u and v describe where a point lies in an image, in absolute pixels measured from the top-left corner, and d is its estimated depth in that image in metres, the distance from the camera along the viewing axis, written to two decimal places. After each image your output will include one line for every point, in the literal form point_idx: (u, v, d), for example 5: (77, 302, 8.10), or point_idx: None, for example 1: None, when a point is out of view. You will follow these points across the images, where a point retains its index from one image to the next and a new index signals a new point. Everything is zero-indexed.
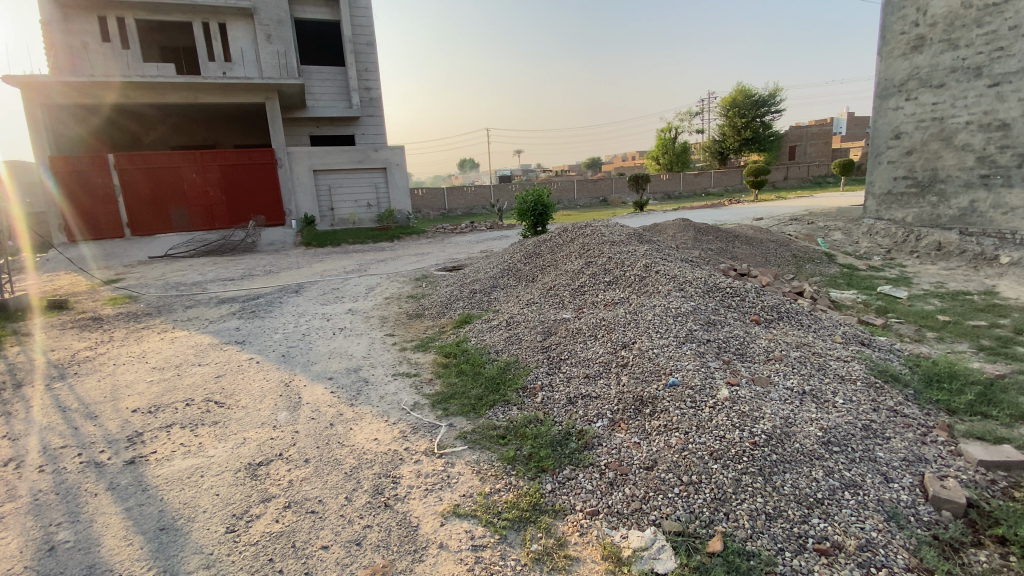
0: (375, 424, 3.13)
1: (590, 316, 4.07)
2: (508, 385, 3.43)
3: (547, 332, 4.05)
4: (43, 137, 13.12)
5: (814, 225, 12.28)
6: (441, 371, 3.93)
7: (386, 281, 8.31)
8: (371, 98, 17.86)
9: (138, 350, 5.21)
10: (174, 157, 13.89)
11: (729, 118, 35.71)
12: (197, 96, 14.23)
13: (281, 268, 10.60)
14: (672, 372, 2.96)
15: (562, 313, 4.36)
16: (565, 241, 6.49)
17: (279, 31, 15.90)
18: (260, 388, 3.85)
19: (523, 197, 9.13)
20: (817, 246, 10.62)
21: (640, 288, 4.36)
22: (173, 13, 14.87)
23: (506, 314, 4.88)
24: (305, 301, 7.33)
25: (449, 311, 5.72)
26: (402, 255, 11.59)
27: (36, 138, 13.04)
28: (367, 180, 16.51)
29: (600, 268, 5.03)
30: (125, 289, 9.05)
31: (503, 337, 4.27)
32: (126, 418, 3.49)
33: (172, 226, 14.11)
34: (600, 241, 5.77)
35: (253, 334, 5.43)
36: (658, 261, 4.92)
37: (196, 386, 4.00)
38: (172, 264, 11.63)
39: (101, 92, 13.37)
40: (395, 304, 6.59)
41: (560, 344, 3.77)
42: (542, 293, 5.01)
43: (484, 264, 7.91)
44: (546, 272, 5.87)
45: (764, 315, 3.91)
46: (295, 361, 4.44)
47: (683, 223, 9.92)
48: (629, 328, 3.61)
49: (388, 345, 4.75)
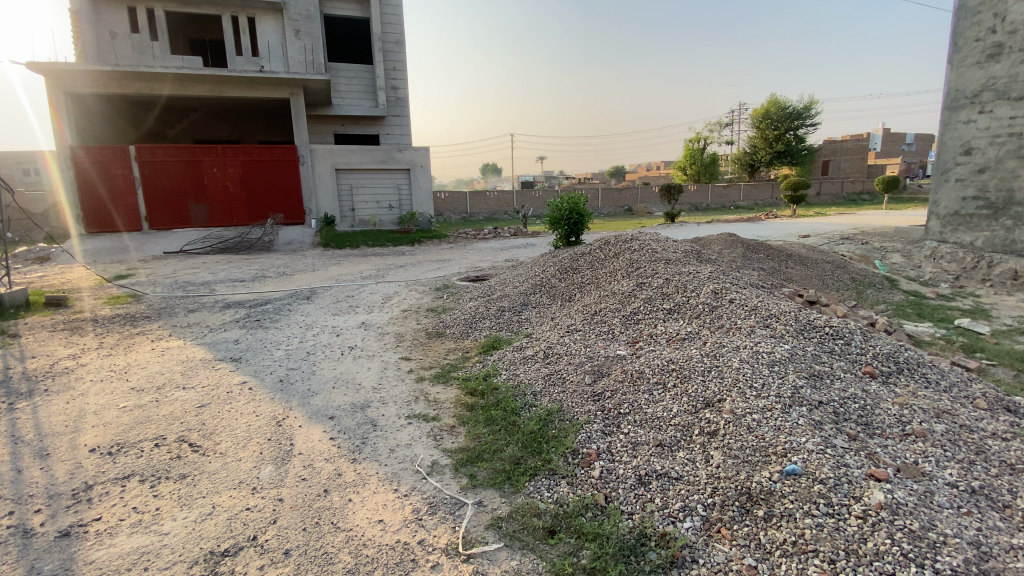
0: (381, 495, 2.40)
1: (652, 355, 3.28)
2: (553, 446, 2.67)
3: (598, 373, 3.26)
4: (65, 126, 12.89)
5: (868, 245, 11.25)
6: (465, 417, 3.17)
7: (404, 291, 7.64)
8: (398, 98, 17.39)
9: (122, 363, 4.59)
10: (195, 151, 13.53)
11: (761, 130, 34.51)
12: (221, 89, 13.86)
13: (295, 270, 10.02)
14: (787, 455, 2.20)
15: (614, 348, 3.57)
16: (608, 256, 5.71)
17: (308, 26, 15.52)
18: (247, 427, 3.15)
19: (557, 205, 8.35)
20: (875, 269, 9.63)
21: (712, 323, 3.56)
22: (203, 6, 14.63)
23: (543, 341, 4.10)
24: (315, 310, 6.68)
25: (473, 332, 4.97)
26: (422, 261, 10.92)
27: (57, 127, 12.80)
28: (389, 181, 15.97)
29: (657, 292, 4.22)
30: (131, 287, 8.56)
31: (542, 374, 3.47)
32: (79, 461, 2.83)
33: (190, 221, 13.72)
34: (652, 259, 4.96)
35: (252, 350, 4.76)
36: (727, 287, 4.10)
37: (174, 418, 3.34)
38: (184, 261, 11.17)
39: (125, 81, 13.08)
40: (413, 318, 5.90)
41: (617, 391, 2.99)
42: (586, 318, 4.22)
43: (511, 276, 7.16)
44: (587, 292, 5.09)
45: (878, 366, 3.10)
46: (294, 390, 3.73)
47: (730, 239, 9.04)
48: (711, 379, 2.82)
49: (403, 374, 4.02)
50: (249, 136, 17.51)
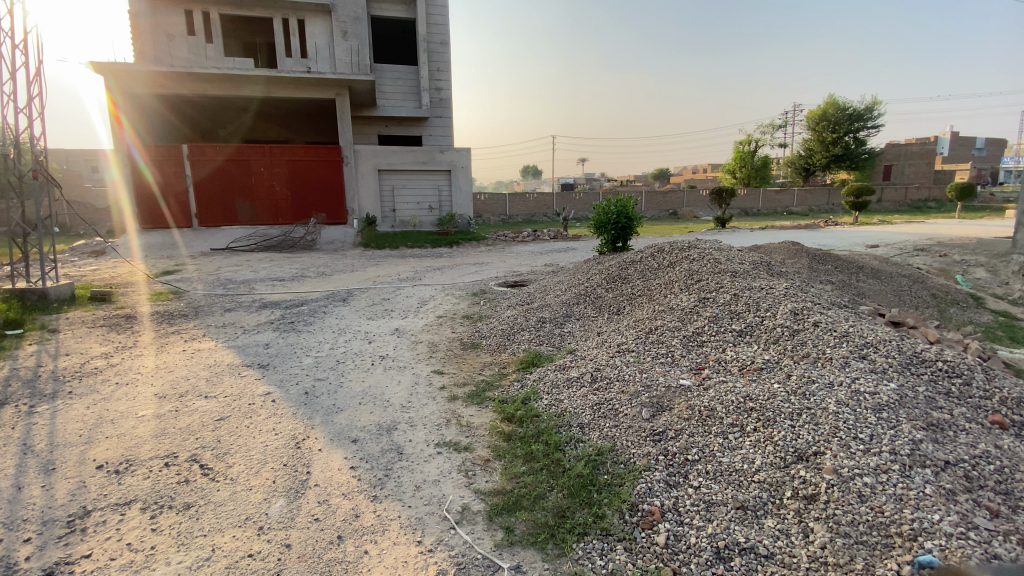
0: (402, 548, 2.05)
1: (723, 389, 2.81)
2: (607, 497, 2.25)
3: (658, 407, 2.81)
4: (125, 126, 13.50)
5: (947, 258, 10.18)
6: (502, 449, 2.79)
7: (440, 295, 7.35)
8: (441, 99, 17.27)
9: (151, 365, 4.47)
10: (244, 150, 13.79)
11: (817, 131, 32.62)
12: (270, 90, 14.11)
13: (333, 270, 9.95)
14: (918, 539, 1.74)
15: (677, 376, 3.10)
16: (663, 265, 5.20)
17: (355, 28, 15.61)
18: (263, 448, 2.87)
19: (604, 208, 7.87)
20: (957, 285, 8.65)
21: (795, 351, 3.04)
22: (255, 9, 14.96)
23: (590, 362, 3.66)
24: (350, 312, 6.47)
25: (511, 345, 4.58)
26: (460, 263, 10.65)
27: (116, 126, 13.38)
28: (430, 181, 15.84)
29: (724, 309, 3.72)
30: (174, 283, 8.66)
31: (589, 403, 3.02)
32: (84, 480, 2.63)
33: (237, 218, 14.01)
34: (715, 270, 4.44)
35: (281, 356, 4.54)
36: (809, 307, 3.54)
37: (189, 433, 3.11)
38: (229, 258, 11.32)
39: (181, 83, 13.54)
40: (448, 326, 5.58)
41: (684, 432, 2.53)
42: (639, 337, 3.76)
43: (553, 282, 6.74)
44: (639, 305, 4.61)
45: (1013, 415, 2.50)
46: (318, 405, 3.45)
47: (792, 248, 8.30)
48: (804, 427, 2.34)
49: (434, 391, 3.67)
50: (296, 136, 17.83)
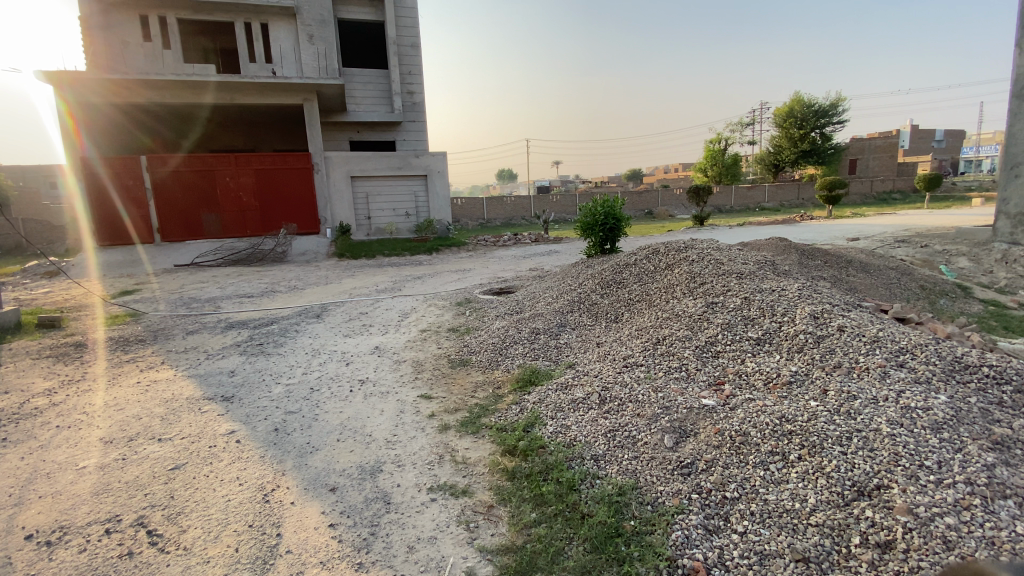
0: None
1: (752, 410, 2.49)
2: (640, 553, 1.89)
3: (681, 433, 2.48)
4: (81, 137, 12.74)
5: (928, 249, 10.22)
6: (506, 491, 2.41)
7: (422, 306, 6.93)
8: (414, 102, 16.83)
9: (100, 402, 3.94)
10: (208, 160, 13.09)
11: (785, 128, 33.19)
12: (233, 96, 13.47)
13: (307, 284, 9.41)
14: None
15: (697, 395, 2.76)
16: (659, 268, 4.90)
17: (322, 31, 15.08)
18: (224, 505, 2.43)
19: (590, 209, 7.58)
20: (942, 275, 8.64)
21: (825, 361, 2.75)
22: (215, 13, 14.29)
23: (594, 379, 3.30)
24: (326, 330, 6.00)
25: (504, 360, 4.20)
26: (441, 271, 10.22)
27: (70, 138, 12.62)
28: (405, 187, 15.37)
29: (736, 315, 3.41)
30: (133, 304, 8.01)
31: (602, 430, 2.67)
32: (2, 560, 2.14)
33: (202, 232, 13.29)
34: (719, 272, 4.15)
35: (247, 386, 4.06)
36: (829, 309, 3.27)
37: (136, 488, 2.64)
38: (194, 274, 10.66)
39: (137, 90, 12.82)
40: (434, 341, 5.18)
41: (718, 467, 2.20)
42: (646, 349, 3.42)
43: (541, 289, 6.40)
44: (639, 312, 4.29)
45: None
46: (290, 445, 3.02)
47: (781, 244, 8.15)
48: (857, 454, 2.06)
49: (423, 420, 3.27)
50: (264, 145, 17.14)
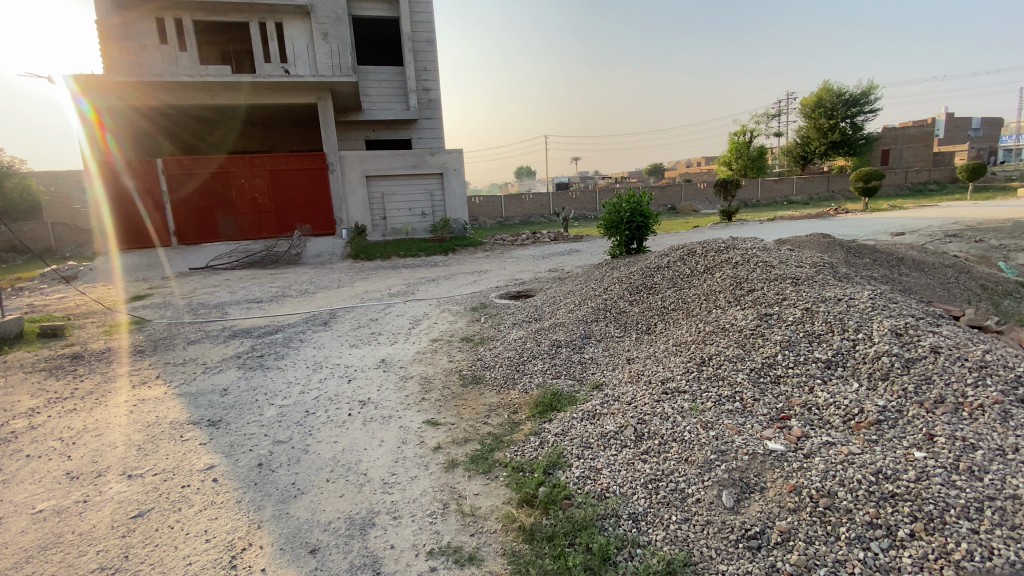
0: None
1: (835, 460, 1.97)
2: None
3: (747, 491, 1.96)
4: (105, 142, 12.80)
5: (982, 244, 9.37)
6: (524, 560, 1.93)
7: (435, 312, 6.51)
8: (429, 99, 16.45)
9: (79, 427, 3.59)
10: (222, 161, 12.89)
11: (813, 119, 31.88)
12: (247, 97, 13.26)
13: (318, 287, 9.09)
14: None
15: (766, 438, 2.21)
16: (697, 271, 4.35)
17: (336, 29, 14.79)
18: (183, 571, 2.01)
19: (615, 206, 7.04)
20: (1003, 273, 7.84)
21: (920, 395, 2.22)
22: (230, 13, 14.08)
23: (627, 407, 2.80)
24: (331, 339, 5.61)
25: (521, 379, 3.71)
26: (456, 273, 9.79)
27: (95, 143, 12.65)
28: (421, 186, 15.02)
29: (798, 331, 2.87)
30: (141, 311, 7.80)
31: (642, 480, 2.17)
32: None
33: (218, 234, 13.12)
34: (769, 277, 3.63)
35: (239, 408, 3.66)
36: (917, 326, 2.71)
37: (89, 543, 2.24)
38: (207, 278, 10.45)
39: (153, 94, 12.71)
40: (445, 353, 4.74)
41: (804, 550, 1.67)
42: (689, 370, 2.90)
43: (562, 293, 5.92)
44: (675, 323, 3.77)
45: None
46: (272, 485, 2.59)
47: (823, 241, 7.46)
48: (996, 537, 1.55)
49: (427, 455, 2.81)
50: (279, 145, 16.97)
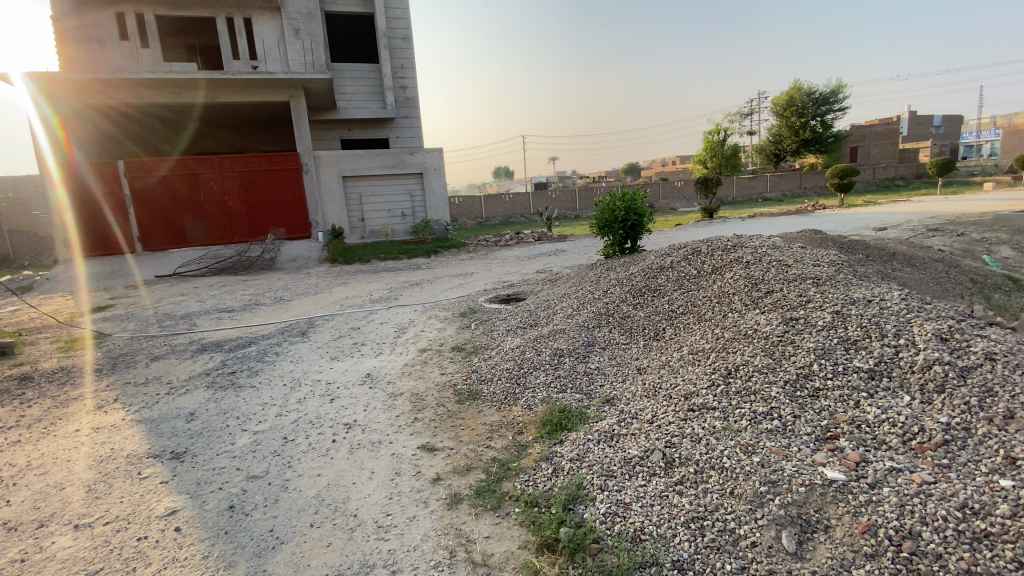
0: None
1: (908, 492, 1.72)
2: None
3: (812, 533, 1.68)
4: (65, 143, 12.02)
5: (964, 237, 9.41)
6: None
7: (421, 319, 6.14)
8: (407, 98, 15.97)
9: (19, 463, 3.13)
10: (190, 162, 12.22)
11: (784, 118, 32.34)
12: (214, 95, 12.63)
13: (294, 294, 8.60)
14: None
15: (821, 465, 1.94)
16: (704, 272, 4.10)
17: (308, 25, 14.22)
18: None
19: (606, 205, 6.78)
20: (990, 266, 7.83)
21: (985, 411, 1.99)
22: (196, 9, 13.35)
23: (650, 426, 2.51)
24: (311, 351, 5.19)
25: (523, 394, 3.38)
26: (439, 276, 9.40)
27: (54, 145, 11.91)
28: (401, 187, 14.57)
29: (831, 338, 2.62)
30: (101, 323, 7.23)
31: (684, 518, 1.87)
32: None
33: (187, 239, 12.45)
34: (786, 277, 3.40)
35: (207, 435, 3.26)
36: (964, 329, 2.48)
37: None
38: (174, 286, 9.83)
39: (112, 92, 11.97)
40: (435, 364, 4.39)
41: None
42: (715, 383, 2.63)
43: (555, 296, 5.61)
44: (686, 328, 3.51)
45: None
46: (247, 533, 2.22)
47: (816, 237, 7.32)
48: None
49: (426, 489, 2.45)
50: (250, 145, 16.28)
